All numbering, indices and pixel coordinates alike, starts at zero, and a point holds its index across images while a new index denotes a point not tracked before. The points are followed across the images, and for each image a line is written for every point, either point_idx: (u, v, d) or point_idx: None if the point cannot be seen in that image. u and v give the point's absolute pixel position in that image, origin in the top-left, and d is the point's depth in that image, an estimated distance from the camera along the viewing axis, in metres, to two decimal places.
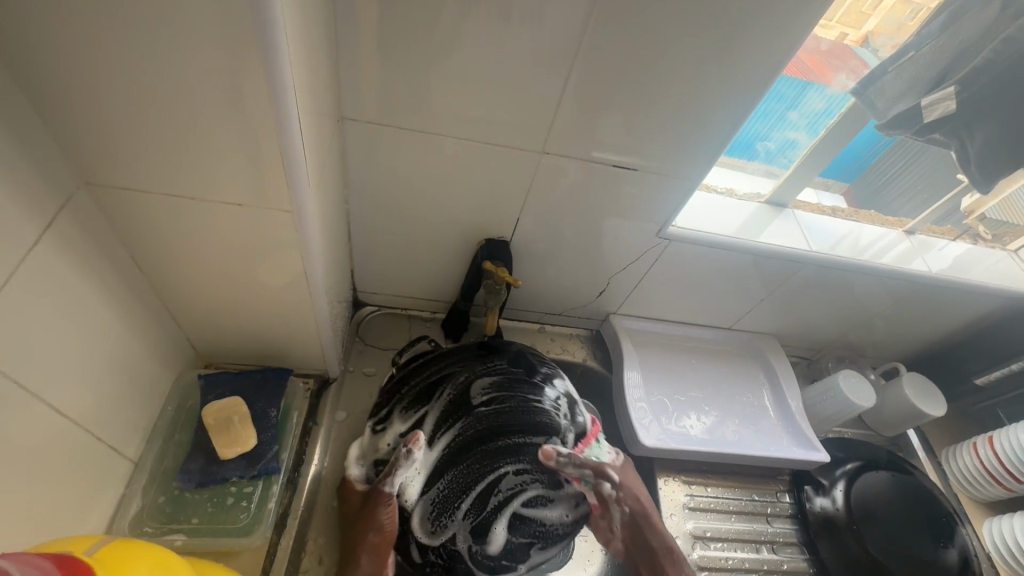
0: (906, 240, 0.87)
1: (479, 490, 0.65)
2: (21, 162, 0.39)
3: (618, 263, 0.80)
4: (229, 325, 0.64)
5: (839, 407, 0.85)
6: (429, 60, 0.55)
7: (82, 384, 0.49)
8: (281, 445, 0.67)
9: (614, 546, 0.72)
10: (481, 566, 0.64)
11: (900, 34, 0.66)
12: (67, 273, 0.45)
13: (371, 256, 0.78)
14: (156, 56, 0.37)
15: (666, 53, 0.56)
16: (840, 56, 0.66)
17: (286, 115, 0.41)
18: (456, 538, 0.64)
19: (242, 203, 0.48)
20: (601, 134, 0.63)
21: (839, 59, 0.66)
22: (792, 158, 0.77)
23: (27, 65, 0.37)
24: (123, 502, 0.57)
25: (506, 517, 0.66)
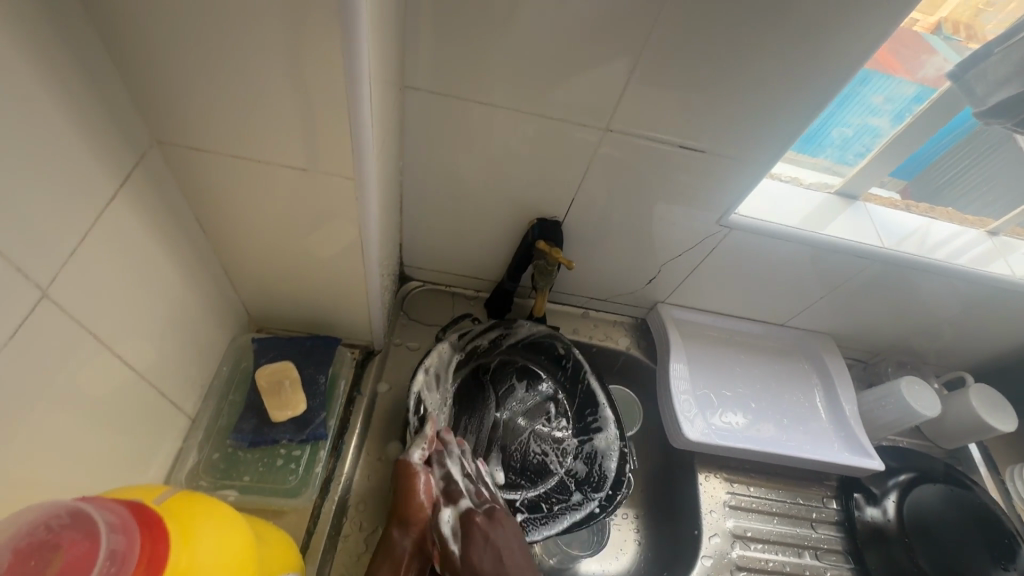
0: (987, 241, 0.80)
1: (537, 406, 0.79)
2: (100, 118, 0.39)
3: (672, 250, 0.77)
4: (284, 292, 0.65)
5: (898, 413, 0.81)
6: (494, 29, 0.53)
7: (145, 338, 0.50)
8: (328, 412, 0.68)
9: (500, 526, 0.57)
10: (574, 385, 0.80)
11: (961, 17, 0.62)
12: (139, 231, 0.46)
13: (422, 230, 0.77)
14: (228, 15, 0.37)
15: (748, 28, 0.52)
16: (913, 45, 0.62)
17: (355, 77, 0.40)
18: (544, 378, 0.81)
19: (305, 167, 0.48)
20: (668, 113, 0.60)
21: (913, 48, 0.62)
22: (870, 147, 0.71)
23: (107, 21, 0.37)
24: (181, 455, 0.60)
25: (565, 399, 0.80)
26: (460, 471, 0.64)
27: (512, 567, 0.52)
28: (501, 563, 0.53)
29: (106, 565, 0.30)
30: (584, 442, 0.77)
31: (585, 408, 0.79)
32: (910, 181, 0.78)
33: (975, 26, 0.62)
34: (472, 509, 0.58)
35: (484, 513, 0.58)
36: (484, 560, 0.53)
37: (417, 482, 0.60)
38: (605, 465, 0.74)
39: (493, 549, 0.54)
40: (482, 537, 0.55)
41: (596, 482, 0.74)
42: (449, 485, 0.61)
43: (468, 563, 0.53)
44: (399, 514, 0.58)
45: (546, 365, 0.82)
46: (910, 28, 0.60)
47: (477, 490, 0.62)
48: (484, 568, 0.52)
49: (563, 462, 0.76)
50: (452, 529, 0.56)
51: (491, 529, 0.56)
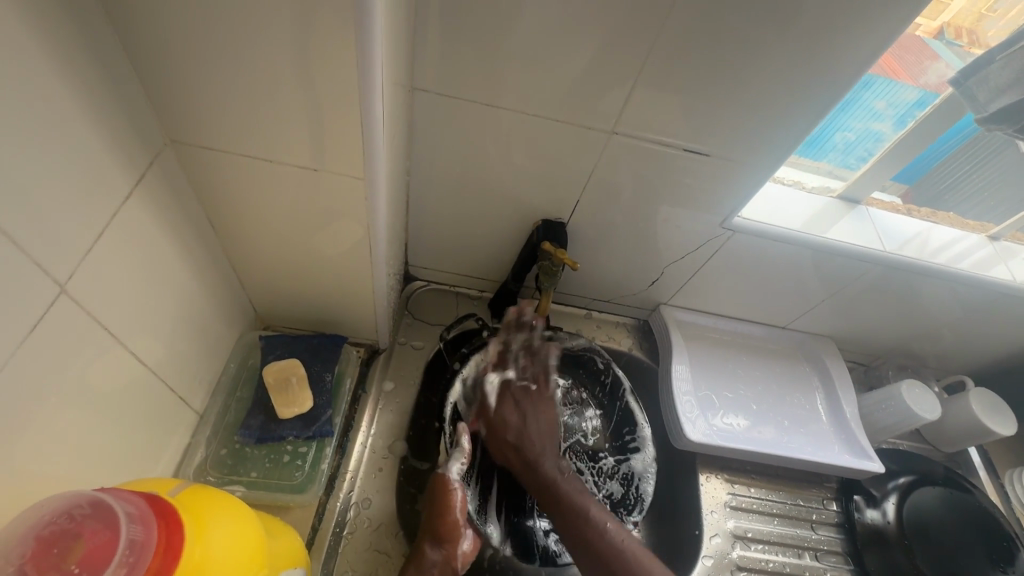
0: (988, 245, 0.80)
1: (578, 423, 0.78)
2: (117, 117, 0.40)
3: (675, 252, 0.78)
4: (291, 290, 0.66)
5: (899, 416, 0.81)
6: (502, 32, 0.54)
7: (156, 334, 0.51)
8: (334, 410, 0.68)
9: (538, 395, 0.75)
10: (612, 403, 0.80)
11: (964, 23, 0.62)
12: (152, 228, 0.47)
13: (428, 230, 0.78)
14: (245, 17, 0.37)
15: (753, 33, 0.53)
16: (918, 51, 0.63)
17: (368, 78, 0.40)
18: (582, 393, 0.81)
19: (315, 167, 0.49)
20: (673, 116, 0.61)
21: (917, 54, 0.63)
22: (872, 152, 0.72)
23: (125, 22, 0.38)
24: (189, 450, 0.60)
25: (603, 415, 0.80)
26: (518, 345, 0.77)
27: (541, 416, 0.73)
28: (523, 425, 0.71)
29: (125, 555, 0.31)
30: (620, 462, 0.77)
31: (621, 426, 0.79)
32: (912, 186, 0.79)
33: (977, 31, 0.63)
34: (513, 379, 0.75)
35: (529, 385, 0.75)
36: (513, 416, 0.71)
37: (454, 498, 0.63)
38: (641, 488, 0.75)
39: (523, 408, 0.72)
40: (517, 401, 0.73)
41: (631, 505, 0.74)
42: (501, 356, 0.76)
43: (501, 413, 0.71)
44: (432, 530, 0.61)
45: (586, 380, 0.82)
46: (915, 33, 0.61)
47: (524, 368, 0.76)
48: (511, 423, 0.71)
49: (599, 482, 0.75)
50: (496, 388, 0.74)
51: (525, 401, 0.73)
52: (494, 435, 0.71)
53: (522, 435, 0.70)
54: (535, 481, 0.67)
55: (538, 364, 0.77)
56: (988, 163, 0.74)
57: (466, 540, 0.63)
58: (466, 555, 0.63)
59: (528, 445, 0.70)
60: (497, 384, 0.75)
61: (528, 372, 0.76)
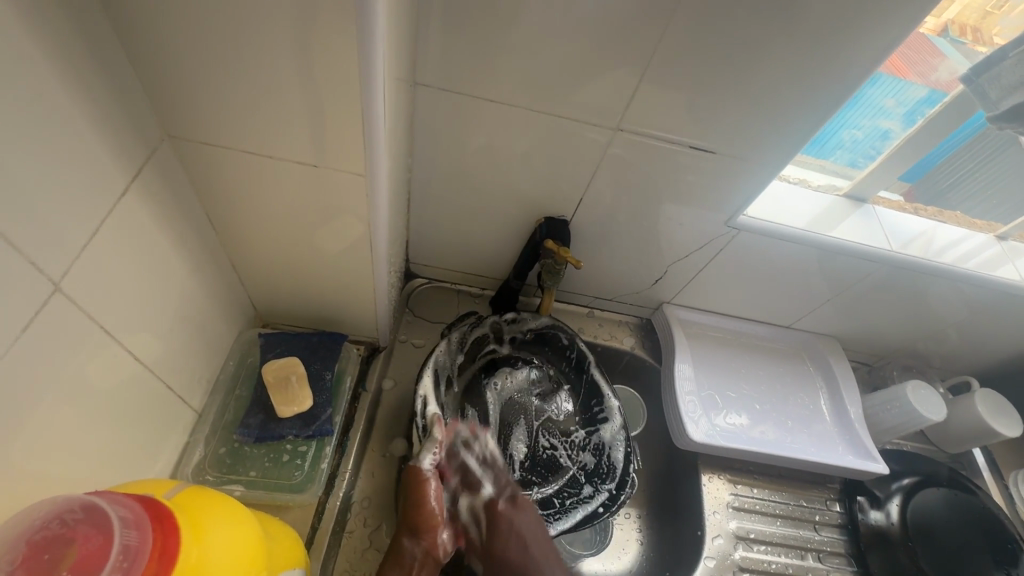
0: (996, 245, 0.79)
1: (545, 398, 0.79)
2: (114, 112, 0.39)
3: (678, 251, 0.77)
4: (291, 287, 0.65)
5: (903, 417, 0.81)
6: (506, 27, 0.53)
7: (153, 332, 0.50)
8: (334, 409, 0.68)
9: (519, 506, 0.65)
10: (576, 375, 0.80)
11: (970, 20, 0.61)
12: (149, 225, 0.46)
13: (429, 227, 0.77)
14: (242, 10, 0.37)
15: (761, 30, 0.52)
16: (920, 49, 0.61)
17: (370, 72, 0.39)
18: (547, 369, 0.81)
19: (315, 163, 0.48)
20: (678, 113, 0.60)
21: (920, 52, 0.61)
22: (880, 150, 0.71)
23: (120, 14, 0.37)
24: (187, 449, 0.60)
25: (570, 387, 0.80)
26: (473, 459, 0.67)
27: (534, 529, 0.63)
28: (524, 552, 0.61)
29: (119, 560, 0.30)
30: (590, 433, 0.77)
31: (588, 399, 0.79)
32: (914, 183, 0.78)
33: (983, 28, 0.62)
34: (494, 497, 0.65)
35: (507, 497, 0.65)
36: (511, 545, 0.61)
37: (428, 489, 0.61)
38: (614, 456, 0.75)
39: (515, 525, 0.63)
40: (507, 524, 0.63)
41: (604, 473, 0.74)
42: (467, 479, 0.66)
43: (497, 546, 0.62)
44: (409, 523, 0.59)
45: (552, 357, 0.82)
46: (921, 31, 0.59)
47: (499, 476, 0.67)
48: (511, 552, 0.61)
49: (573, 456, 0.76)
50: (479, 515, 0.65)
51: (511, 518, 0.63)
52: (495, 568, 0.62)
53: (525, 560, 0.60)
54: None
55: (499, 470, 0.67)
56: (997, 163, 0.73)
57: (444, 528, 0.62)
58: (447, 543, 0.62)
59: None
60: (476, 509, 0.65)
61: (501, 484, 0.67)
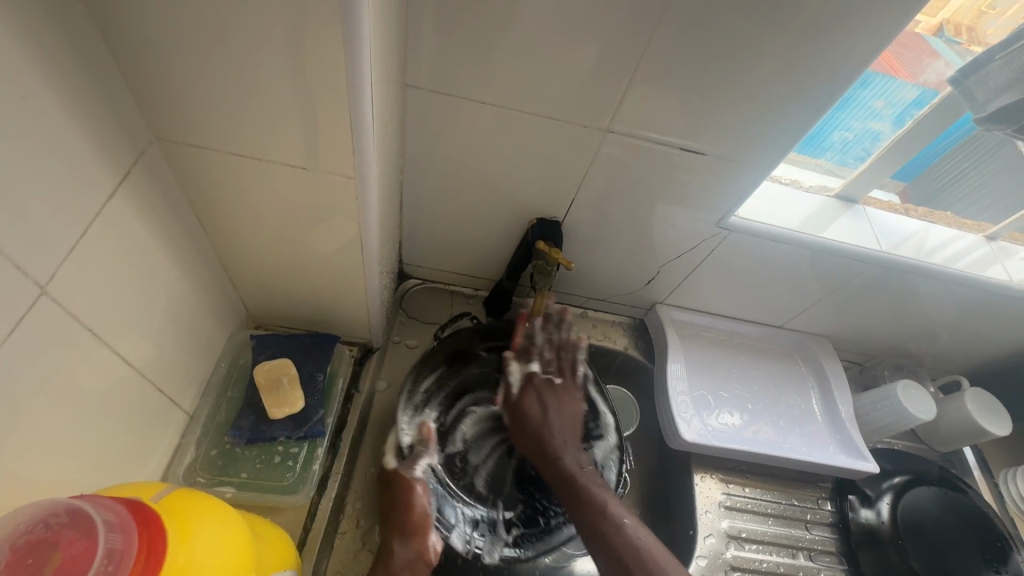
0: (985, 245, 0.80)
1: None
2: (101, 114, 0.39)
3: (670, 252, 0.78)
4: (282, 288, 0.65)
5: (894, 417, 0.81)
6: (496, 29, 0.53)
7: (145, 334, 0.50)
8: (327, 410, 0.68)
9: (565, 383, 0.73)
10: None
11: (964, 20, 0.62)
12: (138, 227, 0.46)
13: (422, 228, 0.78)
14: (230, 12, 0.37)
15: (749, 34, 0.52)
16: (917, 49, 0.62)
17: (358, 74, 0.39)
18: None
19: (305, 166, 0.48)
20: (668, 115, 0.60)
21: (917, 52, 0.63)
22: (870, 151, 0.72)
23: (108, 17, 0.37)
24: (178, 451, 0.60)
25: None
26: (542, 338, 0.74)
27: (569, 409, 0.71)
28: (544, 419, 0.69)
29: (104, 564, 0.30)
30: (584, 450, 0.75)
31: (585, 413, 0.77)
32: (909, 182, 0.78)
33: (977, 27, 0.62)
34: (537, 372, 0.73)
35: (555, 376, 0.73)
36: (534, 409, 0.70)
37: (416, 497, 0.63)
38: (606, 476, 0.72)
39: (558, 393, 0.72)
40: (540, 394, 0.71)
41: None
42: (527, 348, 0.74)
43: (522, 406, 0.71)
44: (398, 529, 0.61)
45: None
46: (912, 29, 0.60)
47: (551, 358, 0.74)
48: (532, 415, 0.70)
49: None
50: (519, 378, 0.73)
51: (548, 394, 0.71)
52: (517, 427, 0.71)
53: (541, 425, 0.69)
54: (556, 472, 0.66)
55: (566, 358, 0.75)
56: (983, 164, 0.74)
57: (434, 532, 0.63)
58: (438, 545, 0.63)
59: (547, 440, 0.68)
60: (520, 376, 0.73)
61: (553, 364, 0.74)
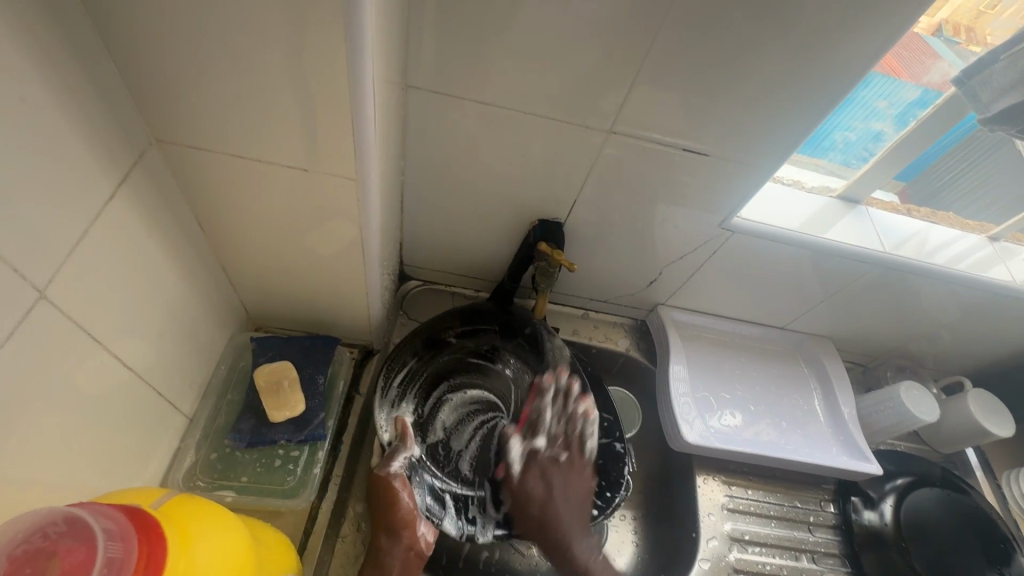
0: (988, 246, 0.79)
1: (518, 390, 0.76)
2: (99, 116, 0.39)
3: (673, 253, 0.77)
4: (282, 290, 0.65)
5: (897, 418, 0.81)
6: (498, 29, 0.53)
7: (145, 338, 0.50)
8: (327, 413, 0.67)
9: (569, 462, 0.68)
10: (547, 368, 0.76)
11: (963, 19, 0.61)
12: (137, 230, 0.46)
13: (423, 229, 0.77)
14: (230, 13, 0.36)
15: (752, 34, 0.52)
16: (914, 48, 0.61)
17: (359, 77, 0.39)
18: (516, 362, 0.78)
19: (306, 167, 0.47)
20: (671, 116, 0.60)
21: (914, 52, 0.61)
22: (873, 151, 0.71)
23: (106, 18, 0.37)
24: (178, 455, 0.59)
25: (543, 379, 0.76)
26: (548, 412, 0.69)
27: (574, 488, 0.67)
28: (549, 498, 0.66)
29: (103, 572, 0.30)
30: None
31: None
32: (907, 183, 0.78)
33: (976, 27, 0.62)
34: (542, 450, 0.69)
35: (561, 454, 0.69)
36: (539, 489, 0.66)
37: (399, 498, 0.62)
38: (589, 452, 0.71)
39: (564, 474, 0.68)
40: (545, 475, 0.67)
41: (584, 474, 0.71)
42: (532, 422, 0.70)
43: (526, 488, 0.67)
44: (383, 526, 0.61)
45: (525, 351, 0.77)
46: (916, 31, 0.59)
47: (556, 433, 0.70)
48: (536, 497, 0.66)
49: None
50: (521, 455, 0.68)
51: (552, 473, 0.67)
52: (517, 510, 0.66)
53: (548, 510, 0.65)
54: (563, 558, 0.65)
55: (573, 433, 0.69)
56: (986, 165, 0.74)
57: (423, 523, 0.64)
58: (428, 535, 0.64)
59: (554, 525, 0.65)
60: (523, 452, 0.69)
61: (559, 439, 0.70)
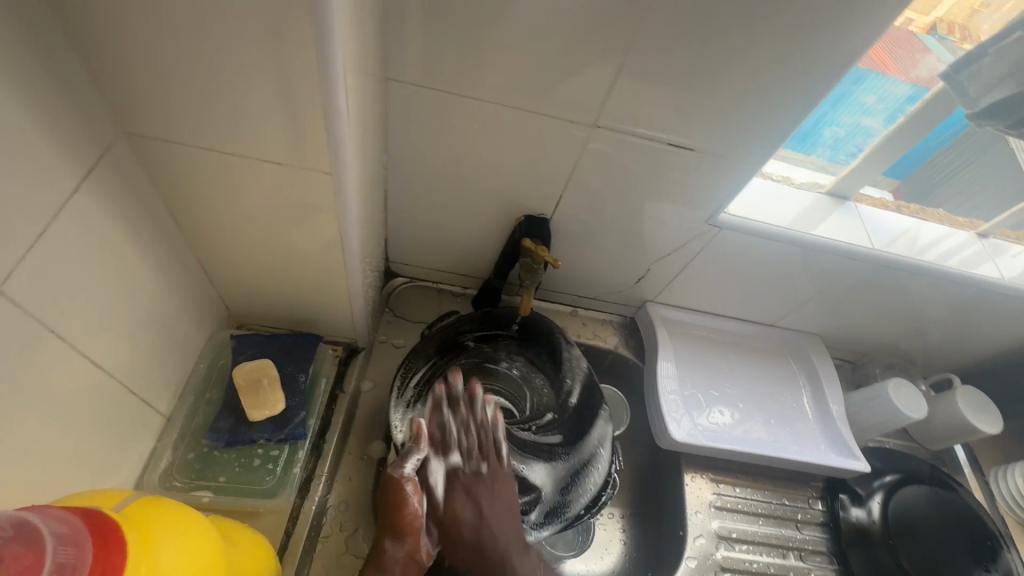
0: (977, 243, 0.79)
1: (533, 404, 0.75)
2: (61, 108, 0.38)
3: (660, 249, 0.76)
4: (262, 287, 0.64)
5: (884, 416, 0.81)
6: (478, 21, 0.52)
7: (116, 336, 0.49)
8: (308, 412, 0.66)
9: (492, 469, 0.63)
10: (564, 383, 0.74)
11: (957, 18, 0.60)
12: (105, 226, 0.45)
13: (407, 226, 0.76)
14: (193, 2, 0.35)
15: (736, 28, 0.51)
16: (909, 46, 0.61)
17: (329, 70, 0.38)
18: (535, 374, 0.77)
19: (280, 162, 0.46)
20: (655, 111, 0.59)
21: (908, 49, 0.61)
22: (862, 147, 0.71)
23: (65, 5, 0.36)
24: (154, 455, 0.58)
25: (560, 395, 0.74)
26: (454, 422, 0.63)
27: (502, 500, 0.61)
28: (480, 518, 0.59)
29: None
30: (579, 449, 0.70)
31: (580, 409, 0.73)
32: (903, 180, 0.77)
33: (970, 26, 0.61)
34: (461, 466, 0.62)
35: (480, 465, 0.63)
36: (467, 511, 0.60)
37: (407, 498, 0.55)
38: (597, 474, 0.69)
39: (490, 486, 0.62)
40: (469, 493, 0.61)
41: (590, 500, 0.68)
42: (444, 440, 0.63)
43: (452, 513, 0.59)
44: (388, 529, 0.54)
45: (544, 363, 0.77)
46: (908, 28, 0.58)
47: (469, 443, 0.63)
48: (466, 521, 0.59)
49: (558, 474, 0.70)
50: (441, 478, 0.61)
51: (476, 489, 0.61)
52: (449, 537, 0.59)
53: (482, 531, 0.59)
54: None
55: (485, 438, 0.64)
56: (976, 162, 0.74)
57: (427, 534, 0.57)
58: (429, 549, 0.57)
59: (492, 549, 0.59)
60: (441, 473, 0.62)
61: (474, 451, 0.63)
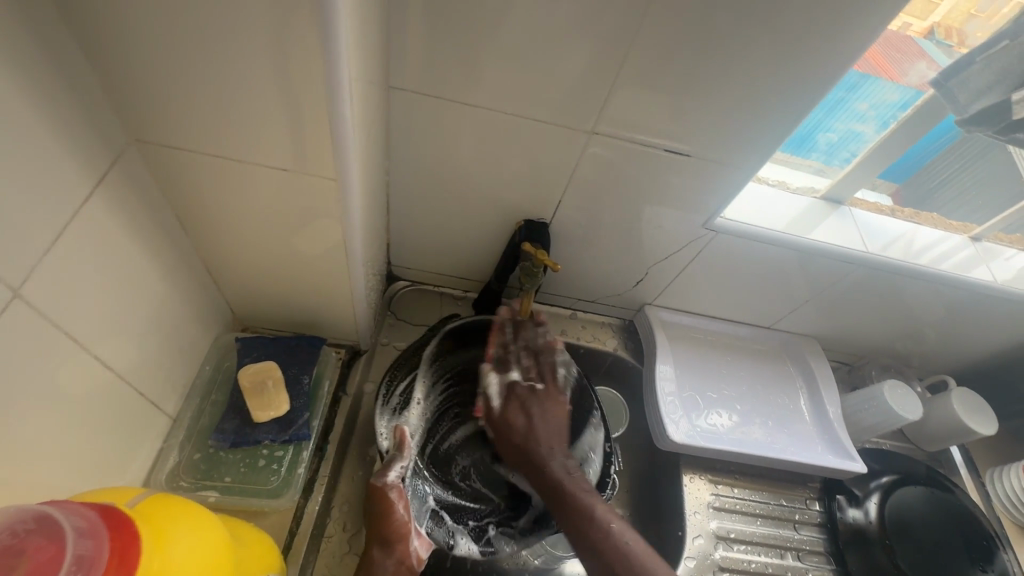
0: (969, 246, 0.80)
1: None
2: (75, 117, 0.39)
3: (658, 253, 0.78)
4: (267, 291, 0.65)
5: (881, 417, 0.82)
6: (478, 30, 0.53)
7: (126, 338, 0.50)
8: (312, 413, 0.67)
9: (545, 386, 0.72)
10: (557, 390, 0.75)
11: (954, 23, 0.62)
12: (116, 230, 0.46)
13: (409, 230, 0.77)
14: (205, 14, 0.36)
15: (730, 36, 0.52)
16: (904, 49, 0.63)
17: (336, 80, 0.39)
18: None
19: (285, 168, 0.48)
20: (652, 117, 0.60)
21: (904, 52, 0.63)
22: (855, 152, 0.72)
23: (81, 18, 0.37)
24: (161, 456, 0.59)
25: None
26: (518, 346, 0.75)
27: (554, 414, 0.69)
28: (530, 424, 0.68)
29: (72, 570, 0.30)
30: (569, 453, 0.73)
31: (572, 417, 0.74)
32: (902, 184, 0.79)
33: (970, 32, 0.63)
34: (517, 380, 0.72)
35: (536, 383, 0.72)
36: (519, 419, 0.69)
37: (393, 505, 0.61)
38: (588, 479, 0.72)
39: (541, 400, 0.70)
40: (523, 403, 0.70)
41: None
42: (504, 359, 0.74)
43: (507, 419, 0.69)
44: (377, 536, 0.59)
45: None
46: (900, 32, 0.60)
47: (528, 365, 0.74)
48: (517, 426, 0.68)
49: None
50: (499, 389, 0.72)
51: (529, 402, 0.70)
52: (501, 438, 0.69)
53: (531, 435, 0.67)
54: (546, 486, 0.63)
55: (543, 363, 0.74)
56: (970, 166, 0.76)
57: (416, 537, 0.62)
58: (420, 549, 0.63)
59: (535, 449, 0.66)
60: (500, 386, 0.72)
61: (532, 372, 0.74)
